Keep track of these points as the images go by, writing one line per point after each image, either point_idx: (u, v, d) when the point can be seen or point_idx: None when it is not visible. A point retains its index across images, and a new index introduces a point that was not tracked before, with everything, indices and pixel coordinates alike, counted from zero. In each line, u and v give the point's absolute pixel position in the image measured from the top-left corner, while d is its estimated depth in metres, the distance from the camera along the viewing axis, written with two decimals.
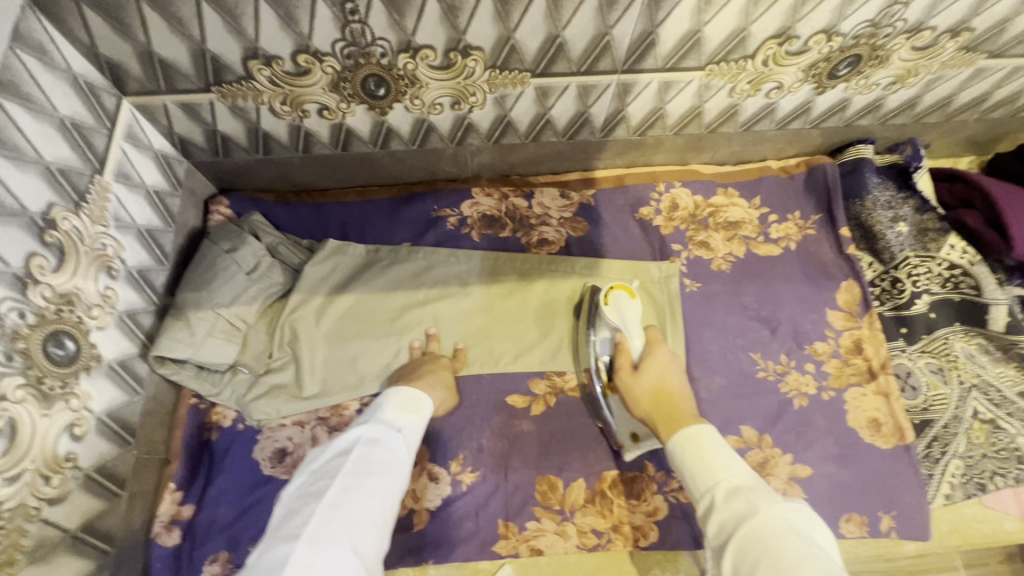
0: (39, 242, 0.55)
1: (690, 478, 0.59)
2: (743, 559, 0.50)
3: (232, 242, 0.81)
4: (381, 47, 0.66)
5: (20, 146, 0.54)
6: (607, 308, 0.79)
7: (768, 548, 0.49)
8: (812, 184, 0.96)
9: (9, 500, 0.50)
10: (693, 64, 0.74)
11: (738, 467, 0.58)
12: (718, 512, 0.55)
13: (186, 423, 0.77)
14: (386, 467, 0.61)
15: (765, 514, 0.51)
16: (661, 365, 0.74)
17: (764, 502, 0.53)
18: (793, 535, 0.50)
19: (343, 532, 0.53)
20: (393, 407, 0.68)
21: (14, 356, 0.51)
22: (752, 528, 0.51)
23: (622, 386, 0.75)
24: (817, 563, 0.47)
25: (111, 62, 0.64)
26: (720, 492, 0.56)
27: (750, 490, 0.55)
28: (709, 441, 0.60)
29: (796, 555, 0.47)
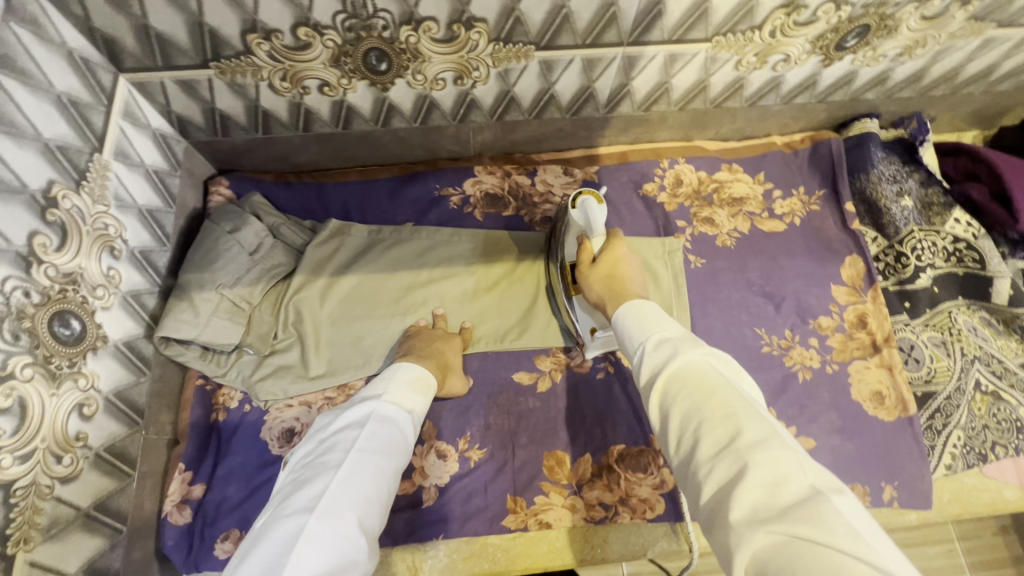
0: (41, 221, 0.54)
1: (628, 338, 0.57)
2: (666, 394, 0.48)
3: (234, 223, 0.80)
4: (383, 19, 0.65)
5: (18, 123, 0.53)
6: (574, 210, 0.75)
7: (690, 385, 0.47)
8: (817, 159, 0.96)
9: (22, 479, 0.50)
10: (700, 35, 0.73)
11: (672, 324, 0.55)
12: (646, 359, 0.53)
13: (194, 404, 0.77)
14: (395, 448, 0.59)
15: (689, 354, 0.49)
16: (617, 256, 0.70)
17: (688, 346, 0.50)
18: (714, 369, 0.47)
19: (354, 507, 0.51)
20: (403, 386, 0.65)
21: (21, 335, 0.51)
22: (678, 369, 0.49)
23: (579, 279, 0.72)
24: (734, 394, 0.45)
25: (106, 36, 0.62)
26: (649, 344, 0.53)
27: (678, 339, 0.52)
28: (649, 309, 0.58)
29: (713, 387, 0.46)
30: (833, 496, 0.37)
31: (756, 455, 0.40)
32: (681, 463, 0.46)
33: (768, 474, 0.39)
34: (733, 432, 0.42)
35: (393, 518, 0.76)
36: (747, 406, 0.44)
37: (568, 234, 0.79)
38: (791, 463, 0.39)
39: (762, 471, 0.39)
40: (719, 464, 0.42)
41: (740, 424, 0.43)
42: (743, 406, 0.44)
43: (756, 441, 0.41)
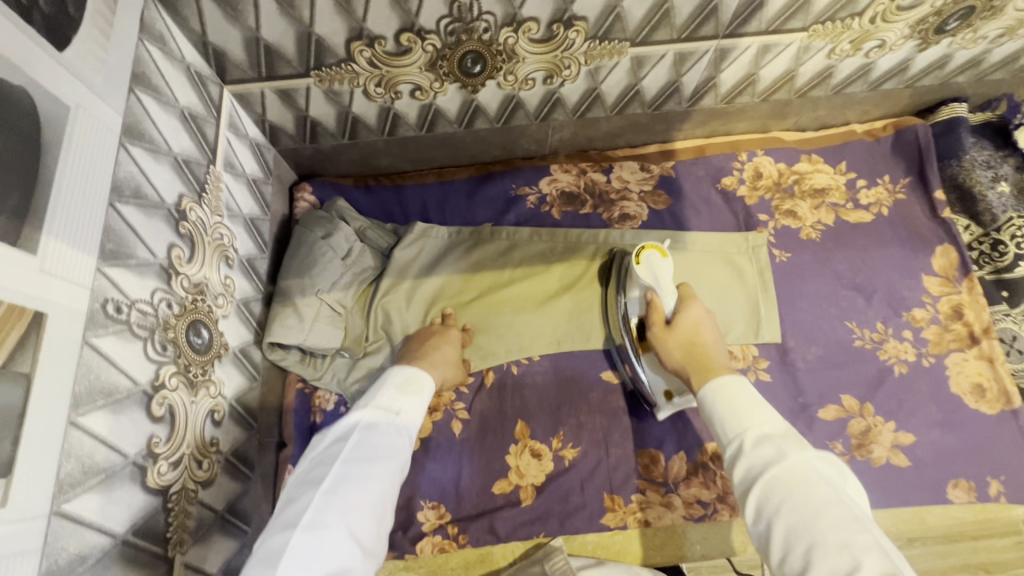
0: (176, 234, 0.55)
1: (719, 425, 0.56)
2: (768, 501, 0.48)
3: (327, 229, 0.81)
4: (486, 21, 0.64)
5: (154, 139, 0.54)
6: (637, 266, 0.73)
7: (795, 497, 0.47)
8: (901, 146, 0.93)
9: (175, 484, 0.51)
10: (798, 25, 0.71)
11: (769, 414, 0.54)
12: (744, 457, 0.52)
13: (296, 408, 0.79)
14: (383, 453, 0.60)
15: (793, 460, 0.49)
16: (694, 321, 0.70)
17: (792, 448, 0.50)
18: (819, 480, 0.47)
19: (340, 519, 0.53)
20: (392, 390, 0.66)
21: (167, 345, 0.52)
22: (782, 475, 0.49)
23: (652, 341, 0.71)
24: (846, 513, 0.45)
25: (218, 49, 0.64)
26: (748, 440, 0.53)
27: (778, 437, 0.52)
28: (740, 391, 0.57)
29: (824, 503, 0.46)
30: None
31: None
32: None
33: None
34: (851, 562, 0.42)
35: (495, 517, 0.77)
36: (859, 528, 0.44)
37: (630, 291, 0.78)
38: None
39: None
40: None
41: (856, 555, 0.42)
42: (854, 527, 0.44)
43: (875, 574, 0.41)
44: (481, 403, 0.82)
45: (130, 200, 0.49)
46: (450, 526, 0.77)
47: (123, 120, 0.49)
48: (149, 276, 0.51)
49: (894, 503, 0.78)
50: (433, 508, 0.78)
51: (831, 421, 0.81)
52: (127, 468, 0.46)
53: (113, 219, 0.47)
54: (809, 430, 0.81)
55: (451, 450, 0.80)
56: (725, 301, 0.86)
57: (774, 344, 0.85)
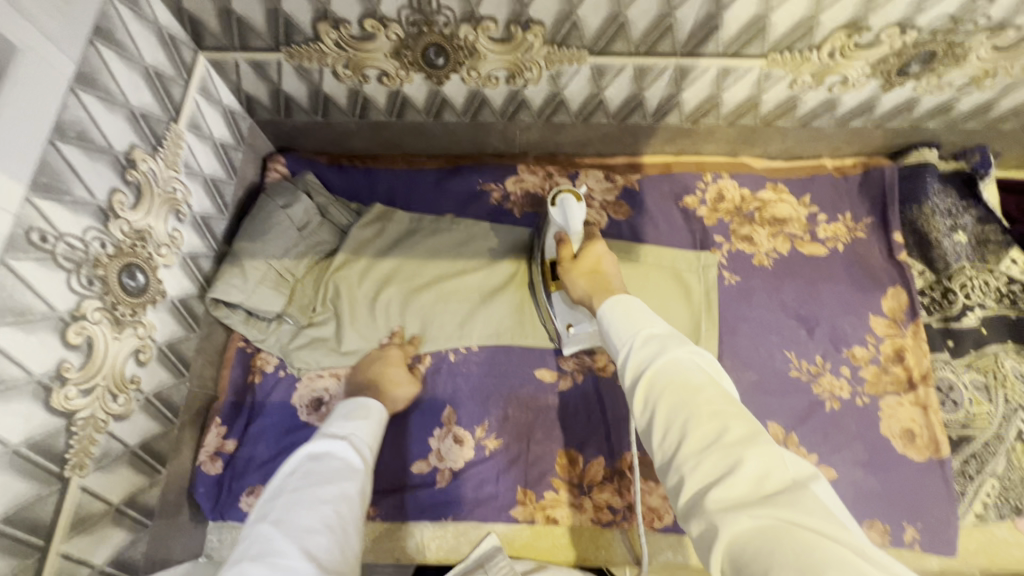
0: (121, 181, 0.59)
1: (613, 334, 0.54)
2: (650, 395, 0.47)
3: (287, 199, 0.85)
4: (445, 15, 0.68)
5: (111, 90, 0.58)
6: (553, 209, 0.73)
7: (676, 383, 0.45)
8: (868, 185, 0.93)
9: (83, 411, 0.55)
10: (755, 51, 0.73)
11: (659, 322, 0.52)
12: (633, 356, 0.50)
13: (234, 365, 0.82)
14: (335, 473, 0.59)
15: (676, 354, 0.47)
16: (597, 253, 0.71)
17: (676, 344, 0.49)
18: (700, 369, 0.46)
19: (293, 541, 0.51)
20: (339, 419, 0.67)
21: (95, 281, 0.56)
22: (664, 367, 0.47)
23: (562, 275, 0.72)
24: (719, 393, 0.44)
25: (193, 16, 0.68)
26: (637, 341, 0.51)
27: (666, 337, 0.50)
28: (633, 307, 0.55)
29: (699, 384, 0.44)
30: (810, 483, 0.39)
31: (745, 448, 0.40)
32: (664, 461, 0.44)
33: (756, 468, 0.39)
34: (719, 430, 0.42)
35: (407, 494, 0.79)
36: (731, 405, 0.44)
37: (547, 233, 0.78)
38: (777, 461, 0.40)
39: (751, 463, 0.39)
40: (706, 457, 0.41)
41: (725, 422, 0.42)
42: (726, 402, 0.44)
43: (741, 441, 0.41)
44: (415, 384, 0.85)
45: (73, 141, 0.53)
46: (363, 498, 0.79)
47: (77, 68, 0.53)
48: (84, 214, 0.54)
49: None
50: None
51: None
52: (30, 385, 0.49)
53: (51, 155, 0.51)
54: None
55: None
56: (667, 315, 0.88)
57: None
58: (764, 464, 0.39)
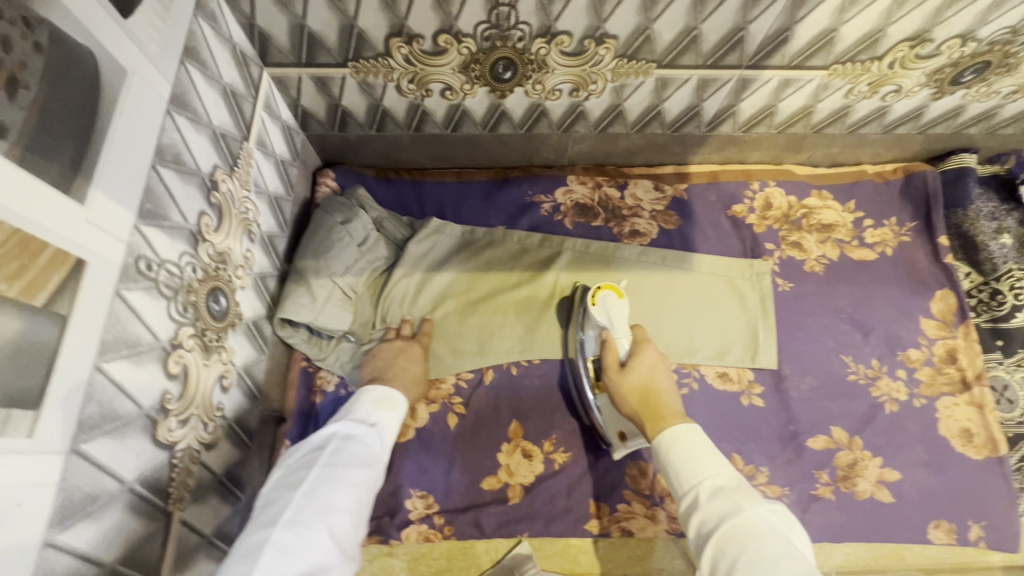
0: (206, 202, 0.58)
1: (676, 477, 0.60)
2: (723, 555, 0.52)
3: (346, 215, 0.84)
4: (521, 31, 0.67)
5: (197, 110, 0.56)
6: (593, 307, 0.78)
7: (749, 552, 0.50)
8: (910, 190, 0.96)
9: (181, 442, 0.53)
10: (819, 63, 0.74)
11: (721, 466, 0.58)
12: (699, 509, 0.56)
13: (298, 386, 0.81)
14: (362, 460, 0.62)
15: (748, 514, 0.53)
16: (646, 364, 0.73)
17: (749, 505, 0.54)
18: (774, 537, 0.51)
19: (320, 517, 0.54)
20: (366, 405, 0.69)
21: (188, 308, 0.54)
22: (735, 526, 0.52)
23: (607, 384, 0.73)
24: (792, 566, 0.48)
25: (263, 32, 0.67)
26: (703, 492, 0.56)
27: (731, 491, 0.56)
28: (694, 440, 0.61)
29: (774, 554, 0.49)
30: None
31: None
32: None
33: None
34: None
35: (481, 512, 0.78)
36: None
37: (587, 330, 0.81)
38: None
39: None
40: None
41: None
42: None
43: None
44: (478, 399, 0.84)
45: (169, 164, 0.51)
46: (437, 516, 0.78)
47: (171, 89, 0.52)
48: (179, 239, 0.53)
49: (875, 538, 0.79)
50: (422, 496, 0.79)
51: (819, 451, 0.82)
52: (140, 419, 0.47)
53: (153, 180, 0.49)
54: (796, 458, 0.82)
55: (444, 443, 0.82)
56: (724, 323, 0.89)
57: (769, 370, 0.87)
58: None
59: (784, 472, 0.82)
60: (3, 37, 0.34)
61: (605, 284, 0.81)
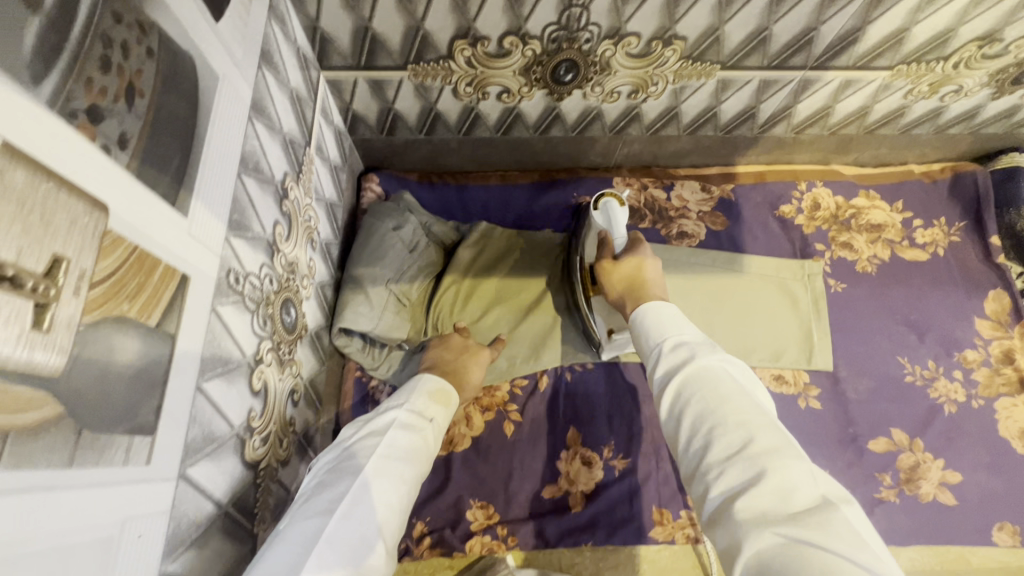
0: (280, 212, 0.56)
1: (646, 336, 0.57)
2: (684, 389, 0.48)
3: (397, 221, 0.82)
4: (590, 32, 0.66)
5: (272, 116, 0.55)
6: (593, 212, 0.74)
7: (708, 386, 0.47)
8: (959, 190, 0.95)
9: (263, 461, 0.51)
10: (884, 63, 0.73)
11: (691, 329, 0.55)
12: (662, 359, 0.53)
13: (353, 396, 0.79)
14: (415, 455, 0.55)
15: (706, 361, 0.49)
16: (641, 259, 0.68)
17: (706, 352, 0.50)
18: (732, 380, 0.47)
19: (375, 512, 0.48)
20: (423, 396, 0.62)
21: (267, 321, 0.52)
22: (697, 369, 0.49)
23: (599, 276, 0.70)
24: (747, 403, 0.45)
25: (326, 36, 0.65)
26: (666, 346, 0.53)
27: (697, 342, 0.52)
28: (668, 312, 0.58)
29: (727, 397, 0.45)
30: (842, 507, 0.37)
31: (770, 458, 0.40)
32: (690, 465, 0.45)
33: (779, 478, 0.39)
34: (745, 438, 0.42)
35: (544, 521, 0.77)
36: (758, 412, 0.44)
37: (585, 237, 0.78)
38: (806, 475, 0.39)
39: (775, 471, 0.39)
40: (730, 467, 0.41)
41: (750, 432, 0.43)
42: (755, 413, 0.44)
43: (765, 449, 0.41)
44: (534, 406, 0.83)
45: (251, 173, 0.50)
46: (499, 527, 0.76)
47: (251, 94, 0.50)
48: (259, 251, 0.51)
49: (941, 542, 0.78)
50: (481, 506, 0.77)
51: (880, 454, 0.82)
52: (232, 439, 0.45)
53: (239, 191, 0.47)
54: (858, 461, 0.81)
55: (502, 452, 0.80)
56: (779, 326, 0.88)
57: (825, 373, 0.86)
58: (796, 479, 0.39)
59: (845, 476, 0.81)
60: (122, 41, 0.32)
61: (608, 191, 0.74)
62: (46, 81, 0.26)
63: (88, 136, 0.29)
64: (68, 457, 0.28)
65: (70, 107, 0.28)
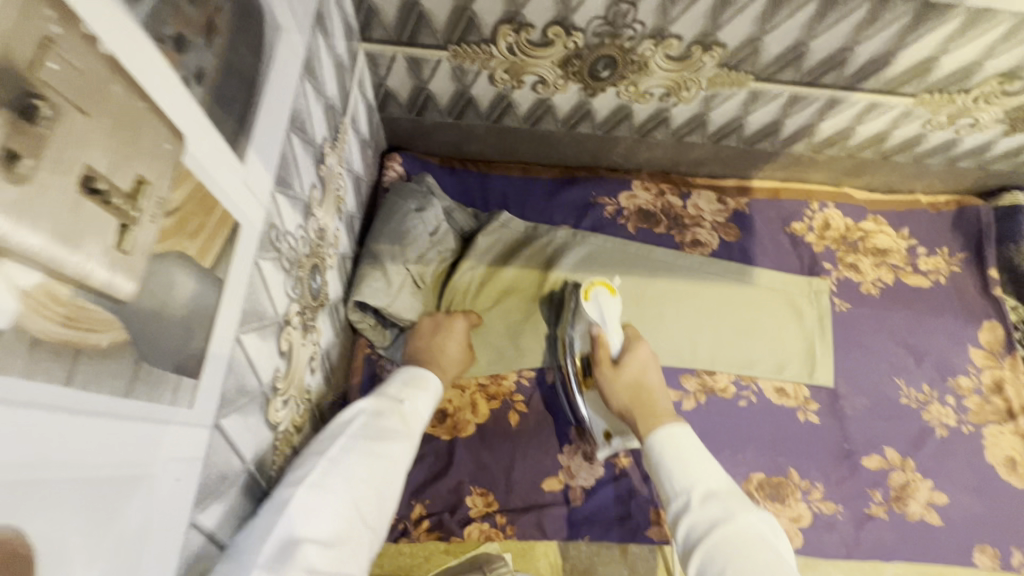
0: (317, 175, 0.55)
1: (666, 479, 0.58)
2: (713, 560, 0.50)
3: (420, 202, 0.82)
4: (633, 30, 0.67)
5: (319, 78, 0.54)
6: (586, 302, 0.72)
7: (745, 556, 0.49)
8: (962, 222, 0.99)
9: (282, 424, 0.51)
10: (909, 90, 0.76)
11: (713, 472, 0.57)
12: (689, 515, 0.54)
13: (362, 373, 0.78)
14: (389, 438, 0.53)
15: (739, 523, 0.51)
16: (641, 360, 0.70)
17: (738, 511, 0.53)
18: (765, 544, 0.50)
19: (342, 492, 0.46)
20: (400, 382, 0.60)
21: (297, 283, 0.52)
22: (731, 534, 0.51)
23: (598, 377, 0.70)
24: (785, 571, 0.48)
25: (372, 6, 0.65)
26: (694, 497, 0.55)
27: (724, 495, 0.55)
28: (686, 441, 0.60)
29: (764, 556, 0.48)
30: None
31: None
32: None
33: None
34: None
35: (544, 513, 0.76)
36: None
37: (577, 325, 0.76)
38: None
39: None
40: None
41: None
42: None
43: None
44: (541, 398, 0.83)
45: (298, 131, 0.49)
46: (498, 515, 0.76)
47: (305, 52, 0.49)
48: (297, 210, 0.50)
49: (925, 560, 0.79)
50: (482, 493, 0.77)
51: (872, 470, 0.83)
52: (260, 396, 0.45)
53: (287, 146, 0.47)
54: (851, 476, 0.83)
55: (506, 441, 0.80)
56: (784, 339, 0.89)
57: (826, 389, 0.88)
58: None
59: (838, 489, 0.82)
60: None
61: (597, 278, 0.73)
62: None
63: (172, 62, 0.28)
64: (126, 387, 0.27)
65: (160, 29, 0.27)
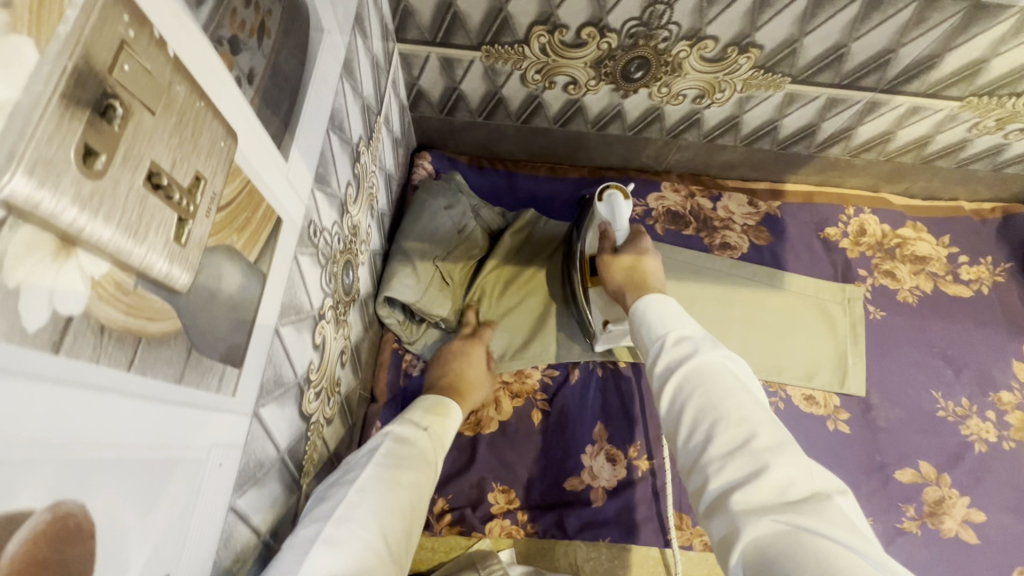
0: (352, 175, 0.57)
1: (647, 332, 0.57)
2: (685, 384, 0.49)
3: (449, 200, 0.83)
4: (669, 31, 0.66)
5: (357, 79, 0.55)
6: (598, 203, 0.74)
7: (709, 384, 0.48)
8: (1008, 231, 0.95)
9: (314, 415, 0.52)
10: (955, 93, 0.73)
11: (692, 324, 0.56)
12: (663, 355, 0.53)
13: (389, 367, 0.80)
14: (413, 462, 0.53)
15: (707, 355, 0.50)
16: (640, 248, 0.70)
17: (707, 347, 0.51)
18: (731, 375, 0.48)
19: (371, 517, 0.46)
20: (420, 411, 0.61)
21: (331, 279, 0.53)
22: (698, 366, 0.50)
23: (601, 268, 0.72)
24: (749, 396, 0.46)
25: (409, 9, 0.66)
26: (669, 340, 0.54)
27: (698, 338, 0.53)
28: (670, 306, 0.58)
29: (728, 387, 0.47)
30: (835, 496, 0.39)
31: (773, 454, 0.41)
32: (690, 461, 0.46)
33: (780, 471, 0.40)
34: (746, 434, 0.43)
35: (564, 512, 0.76)
36: (761, 409, 0.45)
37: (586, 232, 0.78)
38: (803, 466, 0.40)
39: (777, 468, 0.40)
40: (731, 461, 0.42)
41: (753, 427, 0.43)
42: (756, 409, 0.45)
43: (768, 445, 0.42)
44: (564, 398, 0.83)
45: (336, 132, 0.50)
46: (519, 512, 0.76)
47: (345, 55, 0.51)
48: (333, 208, 0.52)
49: None
50: (503, 491, 0.77)
51: (906, 484, 0.81)
52: (295, 387, 0.46)
53: (326, 145, 0.48)
54: (882, 489, 0.80)
55: (528, 439, 0.81)
56: (814, 347, 0.88)
57: (858, 399, 0.86)
58: (792, 470, 0.40)
59: (868, 502, 0.80)
60: None
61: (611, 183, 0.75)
62: (203, 5, 0.27)
63: (227, 64, 0.29)
64: (179, 373, 0.28)
65: (218, 33, 0.28)
